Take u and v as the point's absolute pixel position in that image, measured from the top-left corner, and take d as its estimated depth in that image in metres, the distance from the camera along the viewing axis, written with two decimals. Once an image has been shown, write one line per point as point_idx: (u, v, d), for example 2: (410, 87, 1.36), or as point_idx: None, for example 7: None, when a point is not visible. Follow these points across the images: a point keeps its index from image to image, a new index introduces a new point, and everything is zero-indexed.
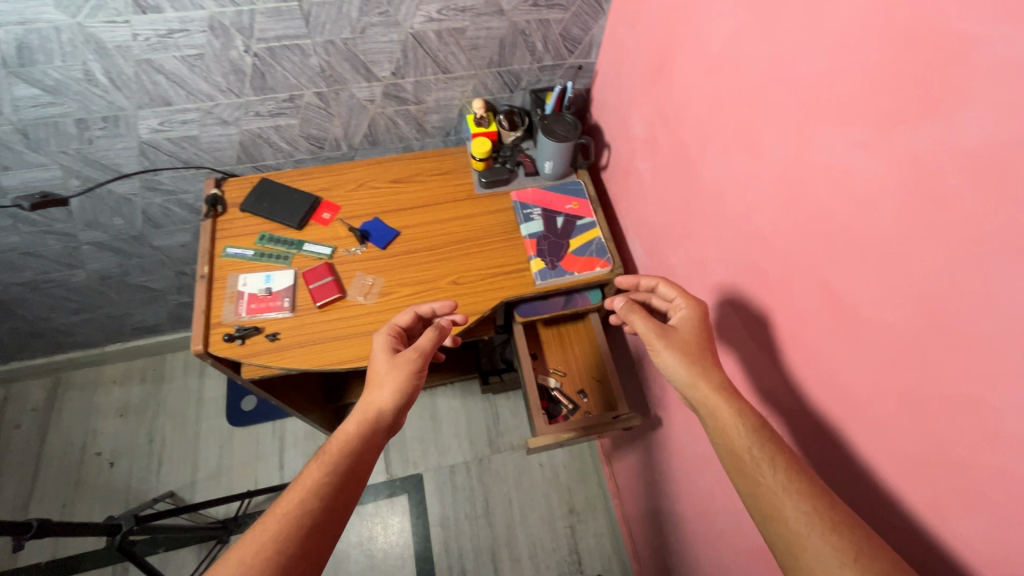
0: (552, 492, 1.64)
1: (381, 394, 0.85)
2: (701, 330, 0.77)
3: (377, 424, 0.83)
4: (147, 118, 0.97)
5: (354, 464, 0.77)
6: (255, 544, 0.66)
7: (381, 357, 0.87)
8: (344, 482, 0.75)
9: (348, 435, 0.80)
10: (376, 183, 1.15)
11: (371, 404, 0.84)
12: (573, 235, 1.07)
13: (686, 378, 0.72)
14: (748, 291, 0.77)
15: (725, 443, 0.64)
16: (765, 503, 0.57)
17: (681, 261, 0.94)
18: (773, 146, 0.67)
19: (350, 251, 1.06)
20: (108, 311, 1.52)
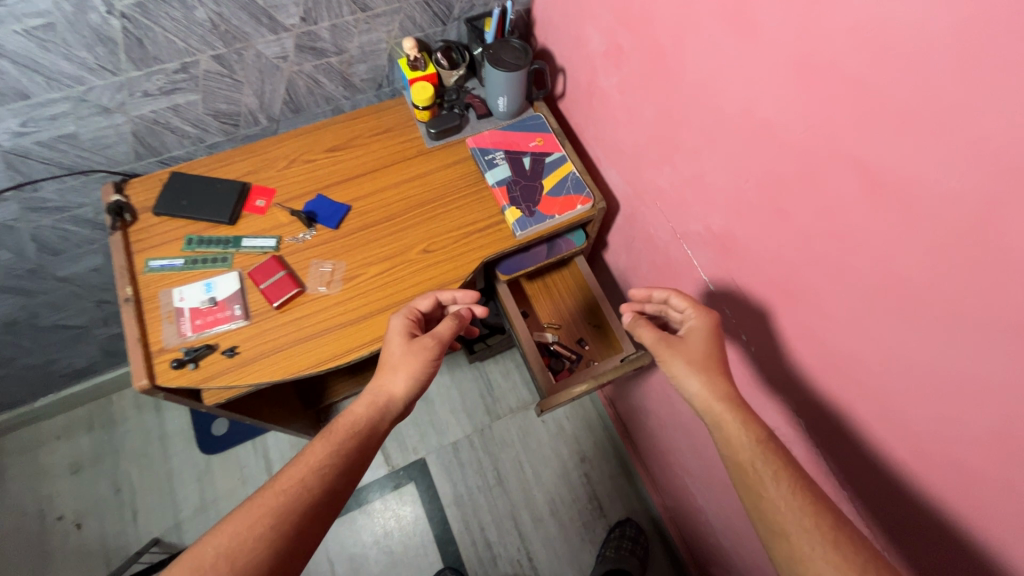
0: (561, 446, 1.61)
1: (392, 382, 0.79)
2: (714, 345, 0.72)
3: (382, 410, 0.79)
4: (2, 120, 0.78)
5: (360, 448, 0.74)
6: (250, 518, 0.63)
7: (395, 339, 0.80)
8: (350, 466, 0.72)
9: (359, 417, 0.77)
10: (310, 155, 0.99)
11: (382, 389, 0.80)
12: (544, 175, 0.97)
13: (699, 392, 0.68)
14: (755, 196, 0.69)
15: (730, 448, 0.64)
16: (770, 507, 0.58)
17: (668, 180, 0.86)
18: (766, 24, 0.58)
19: (298, 237, 0.92)
20: (25, 363, 1.31)
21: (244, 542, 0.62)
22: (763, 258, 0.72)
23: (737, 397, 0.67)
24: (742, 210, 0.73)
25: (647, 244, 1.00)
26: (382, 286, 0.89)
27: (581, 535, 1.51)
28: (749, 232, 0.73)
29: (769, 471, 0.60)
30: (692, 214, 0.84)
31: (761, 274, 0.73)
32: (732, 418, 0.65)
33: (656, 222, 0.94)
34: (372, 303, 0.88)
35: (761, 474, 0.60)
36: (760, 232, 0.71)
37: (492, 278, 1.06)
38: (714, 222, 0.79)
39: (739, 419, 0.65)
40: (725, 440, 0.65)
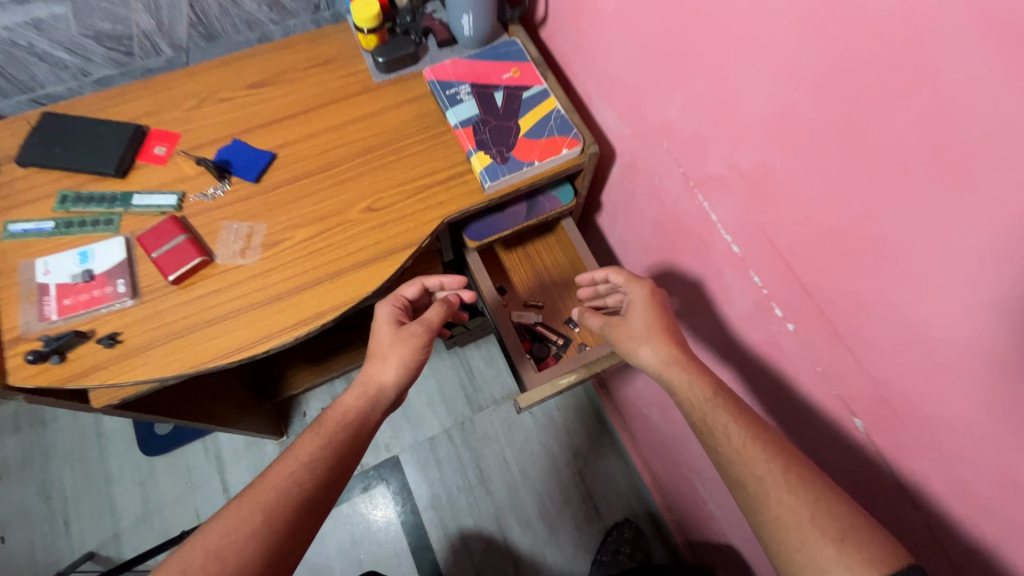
0: (551, 440, 1.44)
1: (385, 371, 0.72)
2: (655, 307, 0.68)
3: (379, 401, 0.72)
4: None
5: (355, 439, 0.67)
6: (235, 519, 0.56)
7: (383, 327, 0.76)
8: (344, 459, 0.65)
9: (348, 410, 0.69)
10: (224, 92, 0.78)
11: (371, 377, 0.72)
12: (521, 113, 0.77)
13: (652, 360, 0.64)
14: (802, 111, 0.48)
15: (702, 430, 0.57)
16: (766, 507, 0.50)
17: (677, 111, 0.66)
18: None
19: (206, 193, 0.72)
20: None
21: (231, 545, 0.55)
22: (812, 200, 0.51)
23: (687, 351, 0.63)
24: (783, 133, 0.51)
25: (649, 200, 0.80)
26: (313, 253, 0.70)
27: (573, 539, 1.35)
28: (791, 164, 0.52)
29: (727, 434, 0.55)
30: (707, 151, 0.63)
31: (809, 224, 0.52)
32: (683, 377, 0.61)
33: (660, 170, 0.74)
34: (299, 275, 0.68)
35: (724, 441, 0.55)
36: (807, 161, 0.50)
37: (460, 246, 0.86)
38: (740, 158, 0.58)
39: (688, 373, 0.61)
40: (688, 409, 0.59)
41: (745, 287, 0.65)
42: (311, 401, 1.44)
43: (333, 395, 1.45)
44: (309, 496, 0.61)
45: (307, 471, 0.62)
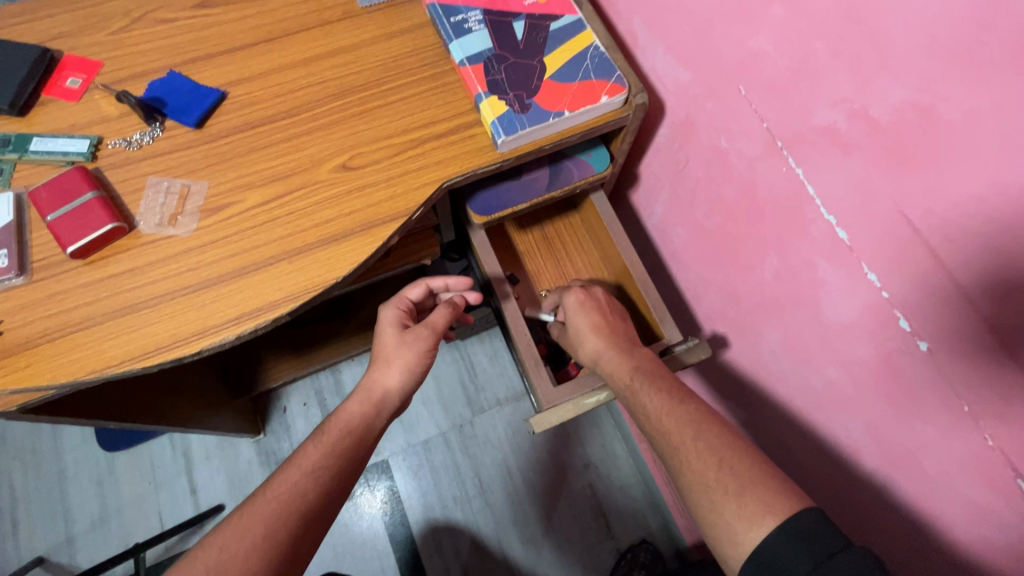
0: (560, 447, 1.28)
1: (390, 376, 0.57)
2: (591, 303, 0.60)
3: (384, 410, 0.57)
4: None
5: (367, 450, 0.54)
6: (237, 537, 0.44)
7: (386, 330, 0.61)
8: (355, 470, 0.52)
9: (352, 415, 0.55)
10: (166, 13, 0.60)
11: (375, 382, 0.57)
12: (548, 49, 0.59)
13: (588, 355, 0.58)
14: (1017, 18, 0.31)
15: (636, 417, 0.51)
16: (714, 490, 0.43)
17: (769, 40, 0.47)
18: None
19: (131, 140, 0.54)
20: None
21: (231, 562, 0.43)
22: (1015, 157, 0.33)
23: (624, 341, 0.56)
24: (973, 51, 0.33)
25: (710, 169, 0.62)
26: (268, 223, 0.52)
27: (582, 561, 1.19)
28: (979, 102, 0.34)
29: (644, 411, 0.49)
30: (812, 95, 0.45)
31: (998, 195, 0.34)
32: (611, 366, 0.54)
33: (731, 126, 0.56)
34: (249, 251, 0.51)
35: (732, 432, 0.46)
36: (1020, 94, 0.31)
37: (463, 222, 0.69)
38: (875, 100, 0.40)
39: (617, 362, 0.54)
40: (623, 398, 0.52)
41: (851, 287, 0.48)
42: (292, 395, 1.29)
43: (317, 389, 1.30)
44: (288, 529, 0.46)
45: (267, 507, 0.47)
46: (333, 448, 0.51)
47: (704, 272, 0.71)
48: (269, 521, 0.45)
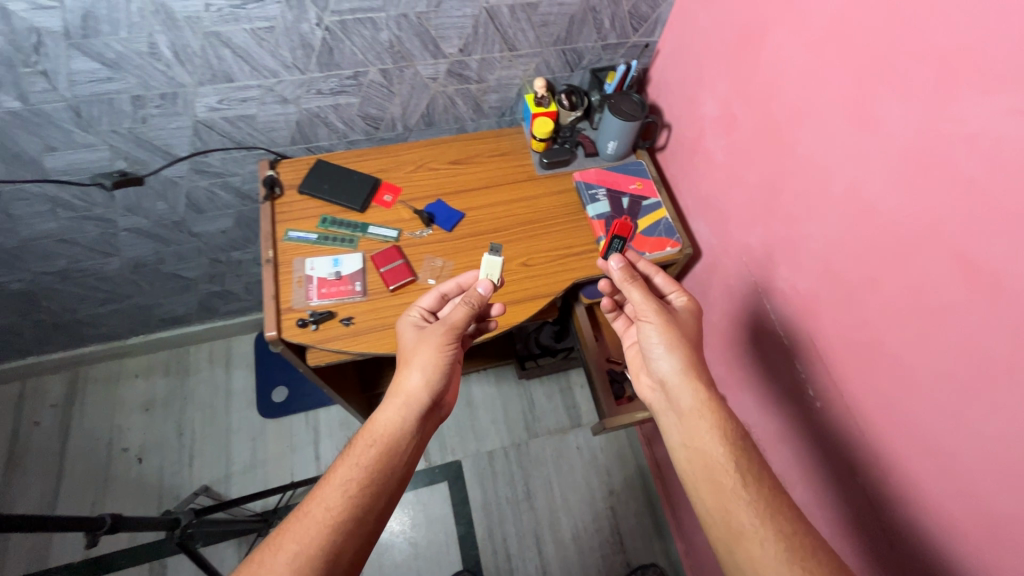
0: (591, 475, 1.66)
1: (411, 381, 0.81)
2: (695, 323, 0.85)
3: (409, 417, 0.80)
4: (206, 96, 0.93)
5: (391, 453, 0.76)
6: (303, 531, 0.67)
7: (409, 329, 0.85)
8: (384, 472, 0.74)
9: (381, 424, 0.78)
10: (435, 165, 1.11)
11: (403, 390, 0.81)
12: (640, 215, 1.06)
13: (671, 376, 0.79)
14: (842, 266, 0.76)
15: (708, 458, 0.73)
16: (716, 500, 0.70)
17: (756, 239, 0.94)
18: (874, 125, 0.67)
19: (416, 233, 1.03)
20: (137, 302, 1.47)
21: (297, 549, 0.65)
22: (844, 322, 0.77)
23: (702, 379, 0.78)
24: (828, 274, 0.79)
25: (723, 293, 1.07)
26: None
27: (599, 565, 1.54)
28: (829, 294, 0.79)
29: (699, 435, 0.75)
30: (773, 272, 0.91)
31: (839, 337, 0.79)
32: (697, 408, 0.76)
33: (736, 275, 1.02)
34: None
35: (714, 457, 0.73)
36: (842, 296, 0.77)
37: (572, 299, 1.15)
38: (798, 281, 0.86)
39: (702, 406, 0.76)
40: (684, 427, 0.77)
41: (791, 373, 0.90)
42: None
43: None
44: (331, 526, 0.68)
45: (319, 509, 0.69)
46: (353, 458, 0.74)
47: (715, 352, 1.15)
48: (318, 523, 0.68)
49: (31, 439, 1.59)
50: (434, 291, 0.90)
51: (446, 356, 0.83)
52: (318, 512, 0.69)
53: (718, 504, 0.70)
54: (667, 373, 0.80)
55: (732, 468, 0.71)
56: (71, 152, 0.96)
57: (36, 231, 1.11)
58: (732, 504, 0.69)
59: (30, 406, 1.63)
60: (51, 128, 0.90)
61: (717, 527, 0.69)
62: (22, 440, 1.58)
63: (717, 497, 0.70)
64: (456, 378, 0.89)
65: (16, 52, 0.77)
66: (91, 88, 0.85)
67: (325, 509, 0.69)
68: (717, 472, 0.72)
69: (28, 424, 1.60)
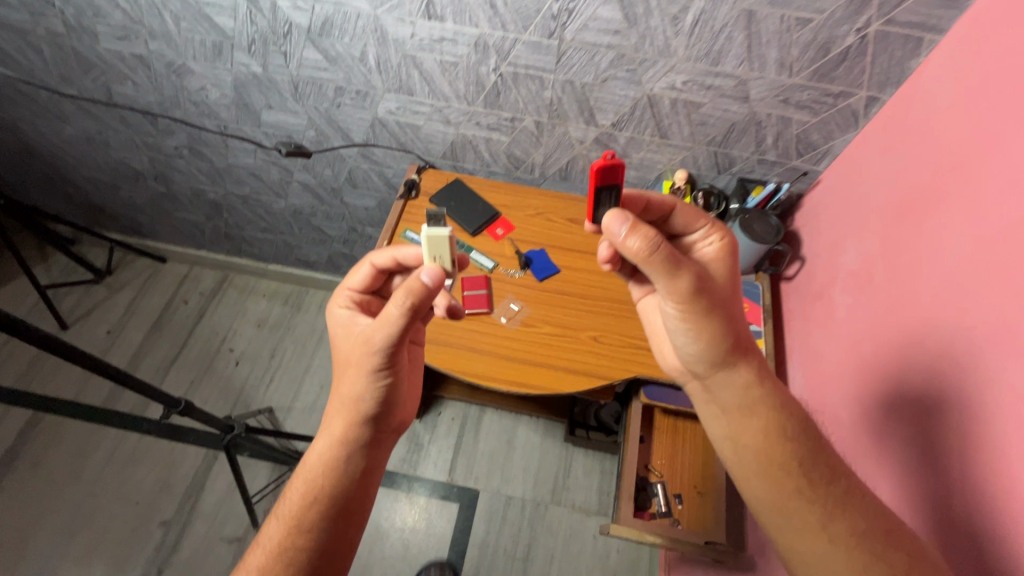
0: (596, 570, 1.56)
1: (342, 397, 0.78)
2: (730, 266, 0.76)
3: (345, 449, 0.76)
4: (388, 101, 1.09)
5: (321, 499, 0.73)
6: None
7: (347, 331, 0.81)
8: (312, 518, 0.72)
9: (313, 468, 0.76)
10: (552, 217, 1.16)
11: (337, 422, 0.77)
12: None
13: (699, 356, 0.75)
14: (930, 500, 0.64)
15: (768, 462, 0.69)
16: (782, 494, 0.67)
17: (848, 420, 0.83)
18: (1010, 356, 0.56)
19: (509, 272, 1.08)
20: (286, 239, 1.74)
21: None
22: None
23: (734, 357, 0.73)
24: (913, 499, 0.67)
25: None
26: (550, 342, 1.00)
27: None
28: (907, 521, 0.67)
29: (748, 430, 0.72)
30: (858, 465, 0.79)
31: None
32: (744, 395, 0.74)
33: None
34: (531, 351, 0.99)
35: (778, 448, 0.70)
36: (920, 529, 0.64)
37: (632, 392, 1.11)
38: (879, 489, 0.73)
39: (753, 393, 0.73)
40: (732, 423, 0.74)
41: None
42: (448, 408, 1.80)
43: (464, 414, 1.79)
44: None
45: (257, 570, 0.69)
46: (283, 512, 0.73)
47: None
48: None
49: (176, 312, 1.95)
50: (366, 266, 0.86)
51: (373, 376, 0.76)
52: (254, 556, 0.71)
53: (773, 497, 0.68)
54: (696, 355, 0.75)
55: (794, 466, 0.68)
56: (281, 114, 1.19)
57: (239, 162, 1.39)
58: (793, 500, 0.66)
59: (187, 287, 2.01)
60: (274, 93, 1.13)
61: (790, 519, 0.66)
62: (170, 310, 1.96)
63: (773, 494, 0.68)
64: (410, 367, 0.84)
65: (271, 33, 0.99)
66: (310, 72, 1.06)
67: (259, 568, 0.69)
68: (781, 469, 0.68)
69: (179, 300, 1.98)
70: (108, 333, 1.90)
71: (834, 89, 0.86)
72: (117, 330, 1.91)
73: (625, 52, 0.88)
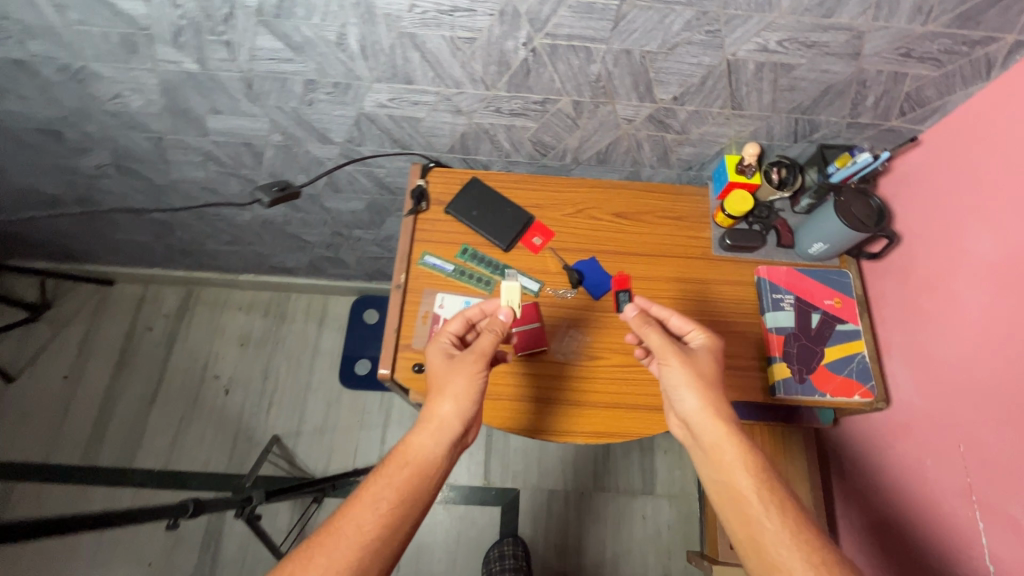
0: (650, 550, 1.53)
1: (442, 410, 0.72)
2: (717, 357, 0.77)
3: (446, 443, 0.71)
4: (379, 92, 0.84)
5: (420, 482, 0.69)
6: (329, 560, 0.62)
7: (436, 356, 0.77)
8: (409, 501, 0.67)
9: (414, 448, 0.70)
10: (597, 213, 0.96)
11: (434, 417, 0.72)
12: (830, 342, 0.86)
13: (694, 411, 0.73)
14: None
15: (740, 495, 0.68)
16: (741, 528, 0.67)
17: (1004, 444, 0.73)
18: None
19: (560, 292, 0.90)
20: (256, 249, 1.48)
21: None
22: None
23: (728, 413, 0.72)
24: None
25: (911, 467, 0.89)
26: (623, 378, 0.85)
27: None
28: None
29: (727, 467, 0.69)
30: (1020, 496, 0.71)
31: None
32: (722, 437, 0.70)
33: (941, 452, 0.83)
34: (603, 393, 0.84)
35: (739, 479, 0.69)
36: None
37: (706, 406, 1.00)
38: None
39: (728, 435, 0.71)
40: (709, 462, 0.71)
41: None
42: None
43: None
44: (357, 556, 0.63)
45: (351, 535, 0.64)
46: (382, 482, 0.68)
47: (871, 511, 0.98)
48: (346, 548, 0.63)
49: (141, 341, 1.70)
50: (460, 316, 0.80)
51: (480, 375, 0.74)
52: (349, 531, 0.64)
53: (744, 530, 0.66)
54: (690, 410, 0.73)
55: (759, 496, 0.67)
56: (233, 117, 0.91)
57: (186, 176, 1.10)
58: (760, 532, 0.65)
59: (146, 310, 1.73)
60: (221, 93, 0.85)
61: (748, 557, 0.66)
62: (134, 340, 1.70)
63: (747, 528, 0.66)
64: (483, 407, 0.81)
65: (206, 19, 0.71)
66: (268, 65, 0.78)
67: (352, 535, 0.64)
68: (744, 500, 0.67)
69: (142, 327, 1.71)
70: (65, 378, 1.64)
71: (974, 36, 0.67)
72: (76, 373, 1.65)
73: (709, 9, 0.65)
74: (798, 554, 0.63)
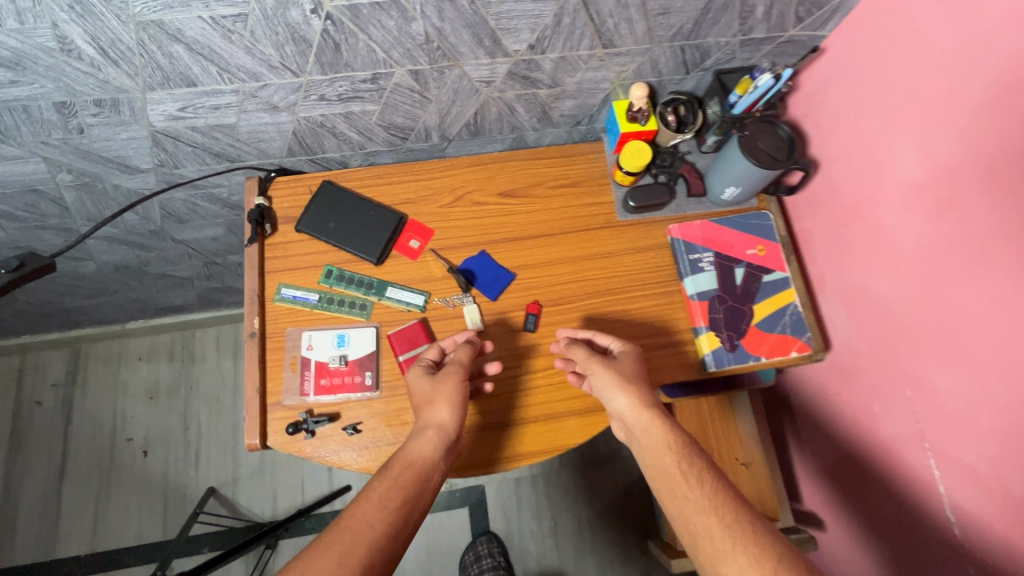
0: (627, 514, 1.49)
1: (440, 415, 0.63)
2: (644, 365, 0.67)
3: (449, 445, 0.63)
4: (161, 102, 0.65)
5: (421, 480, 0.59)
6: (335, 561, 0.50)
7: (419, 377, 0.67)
8: (414, 500, 0.57)
9: (413, 454, 0.60)
10: (480, 197, 0.82)
11: (430, 424, 0.63)
12: (758, 299, 0.77)
13: (625, 409, 0.62)
14: None
15: (667, 475, 0.57)
16: (671, 506, 0.56)
17: (953, 385, 0.64)
18: None
19: (450, 300, 0.77)
20: (127, 295, 1.28)
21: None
22: None
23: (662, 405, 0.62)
24: None
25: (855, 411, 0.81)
26: (535, 388, 0.74)
27: None
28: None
29: (655, 446, 0.59)
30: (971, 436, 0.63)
31: None
32: (650, 424, 0.61)
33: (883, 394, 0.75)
34: (517, 408, 0.73)
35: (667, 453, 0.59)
36: None
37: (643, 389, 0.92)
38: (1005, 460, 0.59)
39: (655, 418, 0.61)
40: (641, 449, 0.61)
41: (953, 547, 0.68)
42: None
43: None
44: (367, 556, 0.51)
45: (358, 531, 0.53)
46: (388, 479, 0.58)
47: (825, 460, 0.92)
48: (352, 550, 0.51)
49: (33, 419, 1.49)
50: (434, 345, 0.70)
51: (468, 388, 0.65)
52: (360, 528, 0.53)
53: (680, 515, 0.55)
54: (622, 408, 0.63)
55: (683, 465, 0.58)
56: None
57: None
58: (687, 505, 0.55)
59: (31, 383, 1.52)
60: None
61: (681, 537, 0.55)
62: (24, 418, 1.49)
63: (678, 507, 0.56)
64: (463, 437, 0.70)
65: None
66: None
67: (359, 535, 0.52)
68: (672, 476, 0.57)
69: (30, 403, 1.51)
70: None
71: None
72: None
73: None
74: (727, 529, 0.52)
